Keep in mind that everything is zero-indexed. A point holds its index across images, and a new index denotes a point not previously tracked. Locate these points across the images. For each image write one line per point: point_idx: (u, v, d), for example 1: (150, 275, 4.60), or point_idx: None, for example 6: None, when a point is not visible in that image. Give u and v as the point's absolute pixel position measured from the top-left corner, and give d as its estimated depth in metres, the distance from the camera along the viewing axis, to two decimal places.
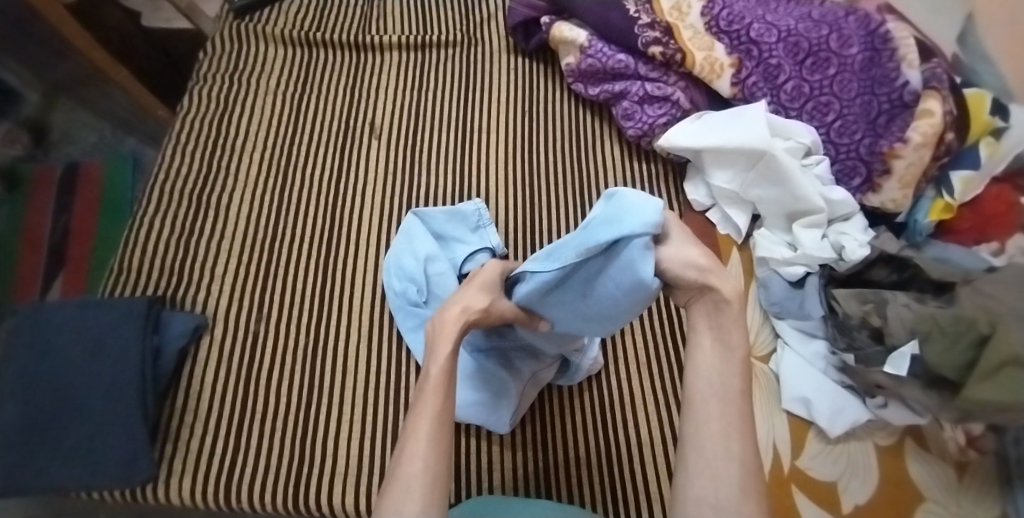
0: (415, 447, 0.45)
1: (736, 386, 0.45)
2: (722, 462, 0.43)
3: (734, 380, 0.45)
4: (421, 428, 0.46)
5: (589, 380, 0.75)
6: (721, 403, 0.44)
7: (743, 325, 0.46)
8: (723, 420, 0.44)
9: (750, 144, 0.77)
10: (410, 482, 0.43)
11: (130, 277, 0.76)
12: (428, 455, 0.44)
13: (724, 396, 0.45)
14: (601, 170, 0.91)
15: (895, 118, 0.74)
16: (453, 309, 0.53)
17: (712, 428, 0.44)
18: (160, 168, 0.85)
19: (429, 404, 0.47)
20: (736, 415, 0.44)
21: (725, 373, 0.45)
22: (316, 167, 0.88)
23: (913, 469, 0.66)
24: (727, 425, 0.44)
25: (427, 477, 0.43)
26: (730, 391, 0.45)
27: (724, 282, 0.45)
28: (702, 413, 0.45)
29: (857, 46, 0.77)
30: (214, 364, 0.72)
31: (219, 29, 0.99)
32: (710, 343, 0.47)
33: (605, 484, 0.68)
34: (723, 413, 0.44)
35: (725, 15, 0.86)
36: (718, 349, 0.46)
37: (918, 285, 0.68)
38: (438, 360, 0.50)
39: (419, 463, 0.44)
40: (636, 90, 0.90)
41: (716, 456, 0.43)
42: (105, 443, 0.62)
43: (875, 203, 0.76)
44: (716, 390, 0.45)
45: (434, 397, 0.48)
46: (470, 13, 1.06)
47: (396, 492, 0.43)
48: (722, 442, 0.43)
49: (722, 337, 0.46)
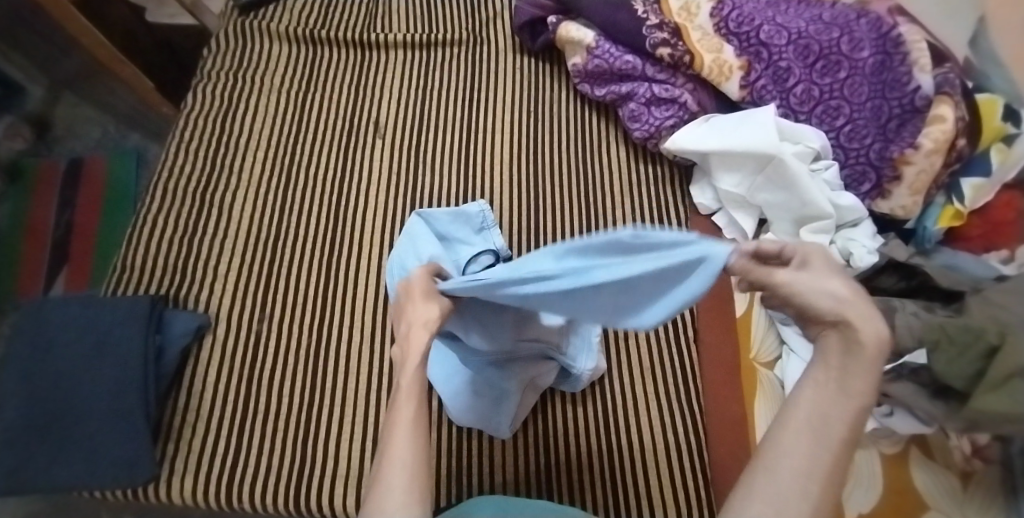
0: (396, 450, 0.39)
1: (841, 432, 0.32)
2: (794, 511, 0.31)
3: (840, 425, 0.32)
4: (400, 429, 0.41)
5: (592, 385, 0.74)
6: (816, 439, 0.32)
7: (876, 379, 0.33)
8: (810, 463, 0.32)
9: (760, 148, 0.76)
10: (393, 484, 0.38)
11: (133, 275, 0.76)
12: (409, 457, 0.39)
13: (820, 434, 0.32)
14: (607, 172, 0.90)
15: (907, 123, 0.73)
16: (414, 325, 0.47)
17: (795, 462, 0.32)
18: (164, 165, 0.84)
19: (409, 403, 0.42)
20: (830, 458, 0.32)
21: (832, 410, 0.32)
22: (320, 165, 0.88)
23: (918, 480, 0.65)
24: (814, 477, 0.31)
25: (412, 475, 0.38)
26: (832, 432, 0.32)
27: (869, 324, 0.33)
28: (789, 444, 0.32)
29: (868, 50, 0.76)
30: (217, 362, 0.72)
31: (224, 26, 0.99)
32: (821, 371, 0.34)
33: (606, 488, 0.68)
34: (812, 452, 0.32)
35: (734, 17, 0.85)
36: (830, 375, 0.34)
37: (926, 293, 0.68)
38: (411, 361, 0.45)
39: (403, 461, 0.39)
40: (643, 91, 0.89)
41: (783, 492, 0.31)
42: (107, 441, 0.62)
43: (885, 209, 0.75)
44: (816, 422, 0.32)
45: (408, 399, 0.43)
46: (476, 11, 1.05)
47: (377, 493, 0.38)
48: (801, 485, 0.31)
49: (844, 377, 0.33)
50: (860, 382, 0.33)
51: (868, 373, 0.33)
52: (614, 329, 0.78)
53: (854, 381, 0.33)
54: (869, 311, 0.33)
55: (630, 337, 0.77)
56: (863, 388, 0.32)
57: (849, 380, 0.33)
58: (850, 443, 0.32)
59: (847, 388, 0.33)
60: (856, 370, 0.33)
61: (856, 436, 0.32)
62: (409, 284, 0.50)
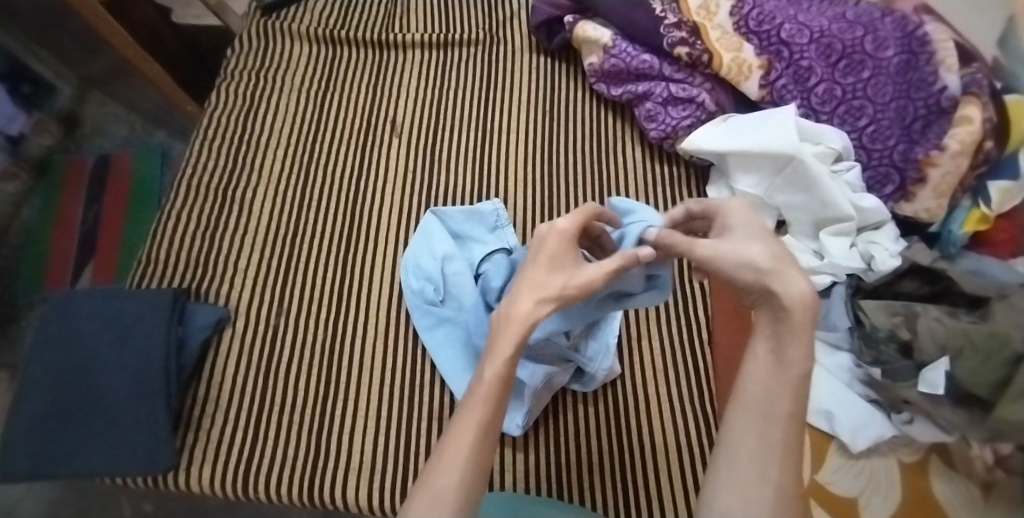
0: (453, 457, 0.41)
1: (783, 408, 0.40)
2: (757, 483, 0.39)
3: (783, 403, 0.40)
4: (465, 435, 0.42)
5: (605, 386, 0.74)
6: (766, 421, 0.40)
7: (808, 343, 0.41)
8: (763, 441, 0.39)
9: (777, 149, 0.75)
10: (442, 493, 0.40)
11: (156, 269, 0.77)
12: (466, 470, 0.41)
13: (767, 414, 0.40)
14: (623, 171, 0.89)
15: (932, 125, 0.71)
16: (523, 304, 0.43)
17: (750, 448, 0.40)
18: (187, 161, 0.86)
19: (477, 412, 0.42)
20: (780, 434, 0.39)
21: (773, 390, 0.40)
22: (337, 163, 0.88)
23: (938, 489, 0.63)
24: (768, 445, 0.39)
25: (460, 494, 0.40)
26: (776, 409, 0.40)
27: (786, 285, 0.41)
28: (743, 429, 0.41)
29: (893, 49, 0.74)
30: (235, 356, 0.73)
31: (247, 26, 1.01)
32: (763, 352, 0.42)
33: (617, 489, 0.67)
34: (763, 432, 0.40)
35: (754, 15, 0.84)
36: (769, 358, 0.41)
37: (950, 299, 0.66)
38: (496, 364, 0.42)
39: (456, 476, 0.40)
40: (660, 91, 0.89)
41: (750, 476, 0.39)
42: (129, 431, 0.63)
43: (909, 212, 0.74)
44: (762, 404, 0.40)
45: (482, 408, 0.42)
46: (493, 11, 1.05)
47: (425, 499, 0.40)
48: (760, 464, 0.39)
49: (779, 355, 0.41)
50: (794, 350, 0.40)
51: (801, 342, 0.40)
52: (628, 330, 0.77)
53: (789, 356, 0.41)
54: (791, 278, 0.41)
55: (644, 338, 0.77)
56: (797, 360, 0.40)
57: (783, 356, 0.41)
58: (796, 416, 0.40)
59: (784, 369, 0.40)
60: (790, 344, 0.41)
61: (798, 409, 0.40)
62: (544, 238, 0.47)
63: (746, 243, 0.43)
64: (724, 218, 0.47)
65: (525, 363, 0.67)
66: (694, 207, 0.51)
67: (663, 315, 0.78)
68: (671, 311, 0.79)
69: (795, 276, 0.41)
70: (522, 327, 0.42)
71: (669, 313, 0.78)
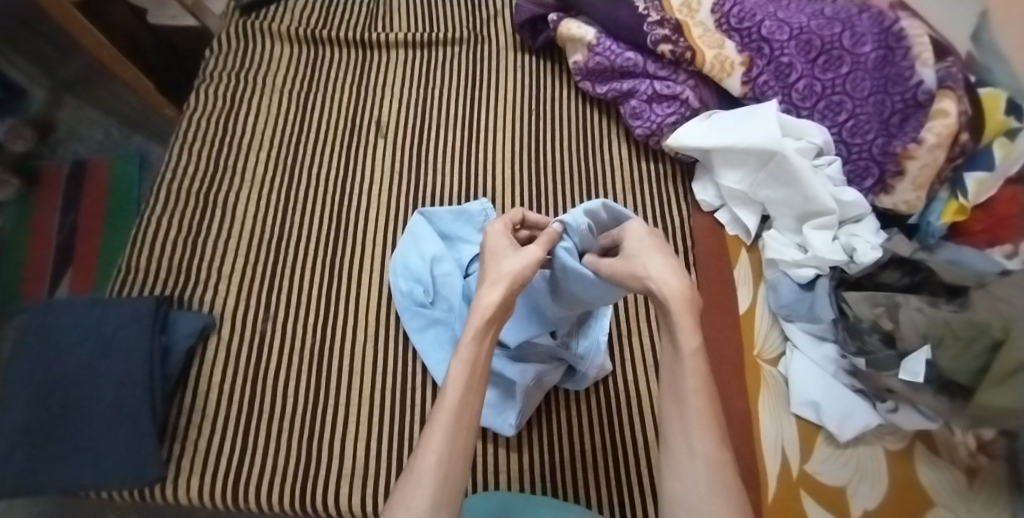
0: (430, 441, 0.45)
1: (690, 385, 0.47)
2: (688, 462, 0.45)
3: (687, 381, 0.47)
4: (440, 422, 0.46)
5: (596, 384, 0.74)
6: (680, 403, 0.47)
7: (692, 322, 0.48)
8: (684, 421, 0.46)
9: (761, 144, 0.76)
10: (422, 477, 0.43)
11: (138, 277, 0.76)
12: (444, 452, 0.44)
13: (682, 397, 0.47)
14: (608, 169, 0.90)
15: (909, 119, 0.73)
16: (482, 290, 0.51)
17: (675, 434, 0.46)
18: (166, 166, 0.85)
19: (450, 399, 0.47)
20: (696, 414, 0.46)
21: (680, 373, 0.47)
22: (322, 165, 0.88)
23: (923, 477, 0.65)
24: (688, 424, 0.46)
25: (439, 472, 0.44)
26: (686, 390, 0.47)
27: (662, 288, 0.49)
28: (669, 417, 0.48)
29: (871, 44, 0.76)
30: (221, 362, 0.72)
31: (226, 26, 0.99)
32: (668, 348, 0.49)
33: (610, 485, 0.68)
34: (682, 413, 0.46)
35: (736, 12, 0.85)
36: (671, 350, 0.49)
37: (929, 288, 0.67)
38: (462, 350, 0.49)
39: (432, 457, 0.44)
40: (644, 89, 0.89)
41: (683, 456, 0.45)
42: (115, 442, 0.62)
43: (887, 204, 0.76)
44: (676, 389, 0.48)
45: (455, 392, 0.47)
46: (477, 10, 1.05)
47: (407, 484, 0.44)
48: (686, 442, 0.45)
49: (672, 343, 0.48)
50: (683, 334, 0.47)
51: (687, 327, 0.47)
52: (618, 328, 0.78)
53: (681, 342, 0.47)
54: (666, 277, 0.50)
55: (633, 336, 0.77)
56: (689, 343, 0.47)
57: (678, 344, 0.48)
58: (704, 390, 0.46)
59: (680, 356, 0.47)
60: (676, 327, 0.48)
61: (702, 384, 0.46)
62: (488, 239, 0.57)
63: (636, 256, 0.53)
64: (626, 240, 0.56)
65: (517, 364, 0.69)
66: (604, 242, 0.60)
67: (651, 312, 0.79)
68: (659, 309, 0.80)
69: (671, 278, 0.49)
70: (483, 311, 0.49)
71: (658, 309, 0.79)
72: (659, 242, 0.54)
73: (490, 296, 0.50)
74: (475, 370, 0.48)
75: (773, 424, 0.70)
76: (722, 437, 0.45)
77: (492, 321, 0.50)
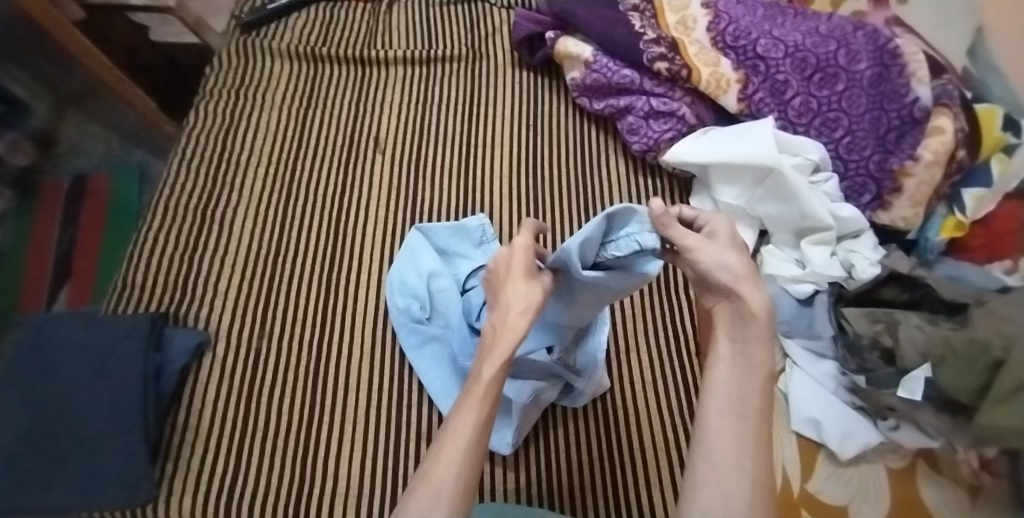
0: (451, 453, 0.43)
1: (754, 403, 0.44)
2: (734, 476, 0.41)
3: (754, 397, 0.44)
4: (463, 432, 0.43)
5: (594, 402, 0.73)
6: (740, 414, 0.43)
7: (768, 344, 0.45)
8: (738, 435, 0.42)
9: (758, 160, 0.76)
10: (441, 488, 0.41)
11: (133, 293, 0.75)
12: (464, 464, 0.42)
13: (740, 411, 0.44)
14: (606, 183, 0.90)
15: (906, 135, 0.74)
16: (513, 309, 0.46)
17: (723, 444, 0.42)
18: (165, 182, 0.85)
19: (473, 410, 0.44)
20: (753, 431, 0.43)
21: (744, 389, 0.44)
22: (320, 181, 0.88)
23: (927, 496, 0.64)
24: (742, 439, 0.42)
25: (459, 485, 0.42)
26: (749, 407, 0.44)
27: (752, 295, 0.46)
28: (717, 426, 0.43)
29: (866, 62, 0.77)
30: (216, 380, 0.71)
31: (226, 45, 1.00)
32: (735, 358, 0.46)
33: (609, 506, 0.67)
34: (738, 427, 0.43)
35: (731, 31, 0.85)
36: (740, 362, 0.46)
37: (929, 305, 0.67)
38: (491, 364, 0.45)
39: (455, 470, 0.42)
40: (641, 105, 0.90)
41: (728, 468, 0.41)
42: (106, 461, 0.62)
43: (885, 221, 0.76)
44: (735, 402, 0.44)
45: (481, 403, 0.44)
46: (475, 27, 1.06)
47: (424, 492, 0.41)
48: (734, 456, 0.41)
49: (746, 354, 0.46)
50: (760, 351, 0.45)
51: (765, 345, 0.45)
52: (616, 345, 0.77)
53: (756, 358, 0.45)
54: (757, 290, 0.46)
55: (631, 353, 0.77)
56: (764, 363, 0.45)
57: (753, 359, 0.45)
58: (765, 411, 0.44)
59: (753, 369, 0.45)
60: (754, 339, 0.45)
61: (766, 404, 0.44)
62: (509, 256, 0.49)
63: (720, 246, 0.48)
64: (711, 228, 0.50)
65: (513, 380, 0.68)
66: (685, 211, 0.53)
67: (650, 328, 0.79)
68: (659, 325, 0.79)
69: (759, 288, 0.46)
70: (516, 332, 0.45)
71: (657, 325, 0.79)
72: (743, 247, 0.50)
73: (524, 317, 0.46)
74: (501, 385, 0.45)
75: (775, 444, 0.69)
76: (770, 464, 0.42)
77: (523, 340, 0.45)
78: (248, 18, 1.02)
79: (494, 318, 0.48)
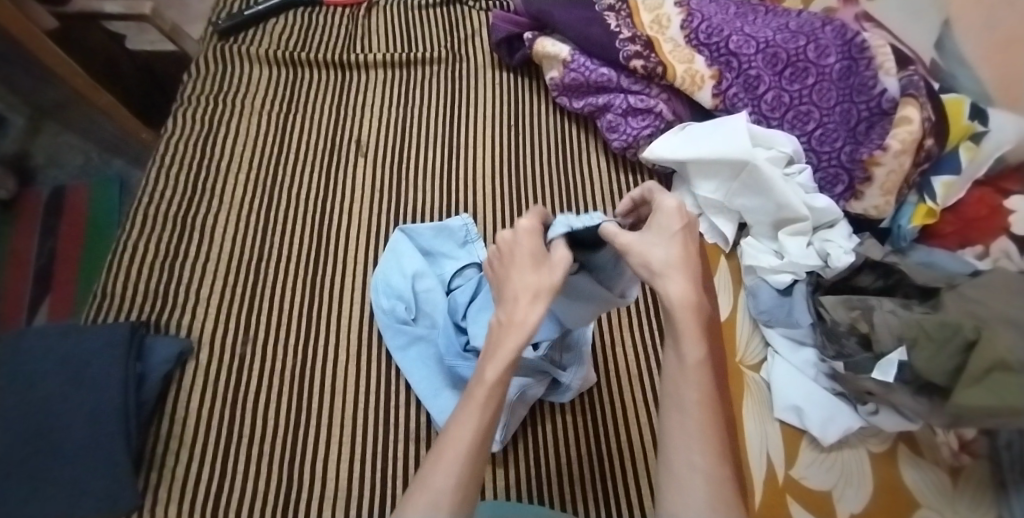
0: (451, 460, 0.42)
1: (691, 395, 0.43)
2: (685, 475, 0.42)
3: (688, 391, 0.44)
4: (464, 439, 0.43)
5: (581, 397, 0.74)
6: (680, 411, 0.44)
7: (698, 333, 0.44)
8: (683, 434, 0.43)
9: (733, 154, 0.77)
10: (438, 496, 0.41)
11: (112, 303, 0.75)
12: (463, 473, 0.42)
13: (682, 408, 0.44)
14: (588, 180, 0.91)
15: (875, 126, 0.77)
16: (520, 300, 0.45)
17: (672, 445, 0.43)
18: (143, 191, 0.84)
19: (474, 416, 0.44)
20: (697, 426, 0.43)
21: (680, 384, 0.44)
22: (302, 186, 0.88)
23: (907, 478, 0.66)
24: (687, 435, 0.43)
25: (459, 493, 0.42)
26: (686, 401, 0.44)
27: (669, 288, 0.44)
28: (667, 428, 0.44)
29: (835, 56, 0.79)
30: (201, 388, 0.71)
31: (203, 52, 1.00)
32: (670, 356, 0.46)
33: (599, 499, 0.68)
34: (682, 425, 0.43)
35: (704, 28, 0.87)
36: (673, 360, 0.45)
37: (904, 290, 0.69)
38: (496, 365, 0.44)
39: (453, 479, 0.42)
40: (619, 103, 0.91)
41: (681, 468, 0.42)
42: (87, 471, 0.61)
43: (858, 210, 0.77)
44: (674, 400, 0.44)
45: (480, 409, 0.44)
46: (454, 29, 1.07)
47: (420, 500, 0.41)
48: (684, 455, 0.42)
49: (678, 352, 0.44)
50: (687, 343, 0.44)
51: (692, 338, 0.44)
52: (601, 340, 0.78)
53: (685, 353, 0.44)
54: (672, 280, 0.44)
55: (616, 347, 0.78)
56: (692, 354, 0.44)
57: (680, 354, 0.44)
58: (706, 401, 0.43)
59: (682, 365, 0.44)
60: (682, 334, 0.44)
61: (703, 394, 0.43)
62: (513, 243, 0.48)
63: (656, 244, 0.46)
64: (655, 216, 0.49)
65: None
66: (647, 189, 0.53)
67: (635, 322, 0.80)
68: (642, 321, 0.80)
69: (680, 284, 0.44)
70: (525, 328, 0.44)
71: (640, 319, 0.80)
72: (691, 243, 0.47)
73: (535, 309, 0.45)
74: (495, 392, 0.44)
75: (758, 433, 0.70)
76: (723, 451, 0.42)
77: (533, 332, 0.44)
78: (225, 24, 1.02)
79: (502, 310, 0.46)
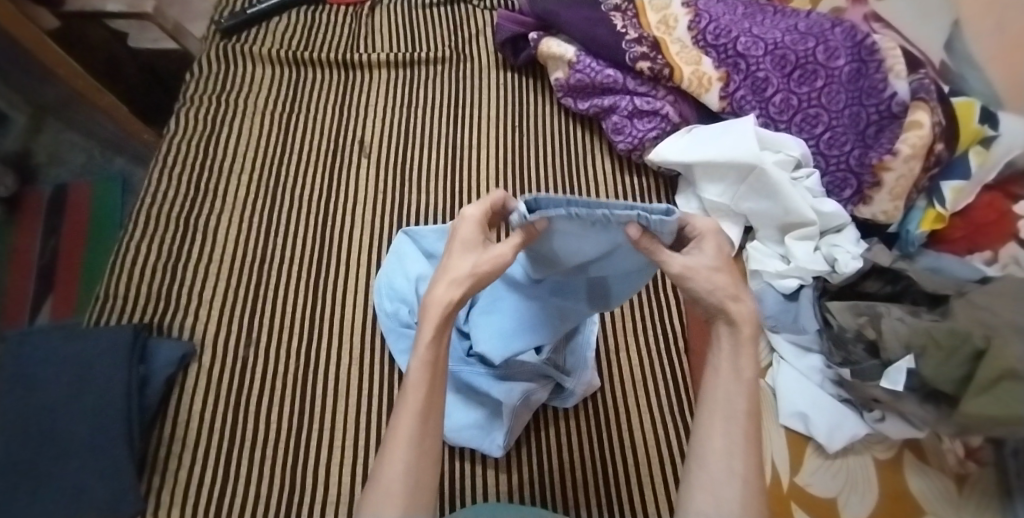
0: (397, 447, 0.43)
1: (742, 406, 0.44)
2: (725, 479, 0.43)
3: (740, 401, 0.44)
4: (405, 425, 0.43)
5: (585, 402, 0.74)
6: (728, 419, 0.44)
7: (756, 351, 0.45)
8: (727, 440, 0.43)
9: (740, 158, 0.77)
10: (390, 485, 0.42)
11: (115, 305, 0.74)
12: (410, 458, 0.42)
13: (728, 416, 0.44)
14: (591, 182, 0.90)
15: (884, 130, 0.76)
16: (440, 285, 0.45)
17: (714, 448, 0.44)
18: (146, 192, 0.84)
19: (415, 401, 0.44)
20: (741, 435, 0.43)
21: (731, 392, 0.44)
22: (305, 187, 0.87)
23: (913, 484, 0.65)
24: (731, 443, 0.43)
25: (408, 479, 0.42)
26: (736, 410, 0.44)
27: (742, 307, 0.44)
28: (709, 431, 0.44)
29: (844, 58, 0.78)
30: (203, 391, 0.71)
31: (206, 50, 0.99)
32: (723, 363, 0.46)
33: (601, 504, 0.67)
34: (727, 431, 0.44)
35: (712, 29, 0.86)
36: (728, 369, 0.45)
37: (912, 297, 0.68)
38: (420, 351, 0.45)
39: (400, 466, 0.42)
40: (625, 104, 0.90)
41: (718, 472, 0.43)
42: (89, 476, 0.61)
43: (867, 215, 0.77)
44: (724, 407, 0.44)
45: (418, 389, 0.44)
46: (459, 29, 1.06)
47: (376, 491, 0.42)
48: (727, 458, 0.43)
49: (735, 363, 0.45)
50: (746, 358, 0.45)
51: (751, 352, 0.45)
52: (605, 342, 0.78)
53: (743, 364, 0.45)
54: (743, 296, 0.45)
55: (621, 351, 0.77)
56: (749, 366, 0.44)
57: (738, 365, 0.45)
58: (753, 414, 0.44)
59: (738, 376, 0.44)
60: (744, 348, 0.45)
61: (753, 407, 0.44)
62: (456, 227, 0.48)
63: (713, 269, 0.45)
64: (701, 239, 0.46)
65: (504, 382, 0.68)
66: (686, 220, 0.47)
67: (641, 327, 0.79)
68: (646, 324, 0.80)
69: (745, 298, 0.45)
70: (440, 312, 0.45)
71: (645, 323, 0.80)
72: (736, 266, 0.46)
73: (451, 291, 0.45)
74: (434, 375, 0.45)
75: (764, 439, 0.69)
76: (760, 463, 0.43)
77: (449, 320, 0.45)
78: (227, 23, 1.01)
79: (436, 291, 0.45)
